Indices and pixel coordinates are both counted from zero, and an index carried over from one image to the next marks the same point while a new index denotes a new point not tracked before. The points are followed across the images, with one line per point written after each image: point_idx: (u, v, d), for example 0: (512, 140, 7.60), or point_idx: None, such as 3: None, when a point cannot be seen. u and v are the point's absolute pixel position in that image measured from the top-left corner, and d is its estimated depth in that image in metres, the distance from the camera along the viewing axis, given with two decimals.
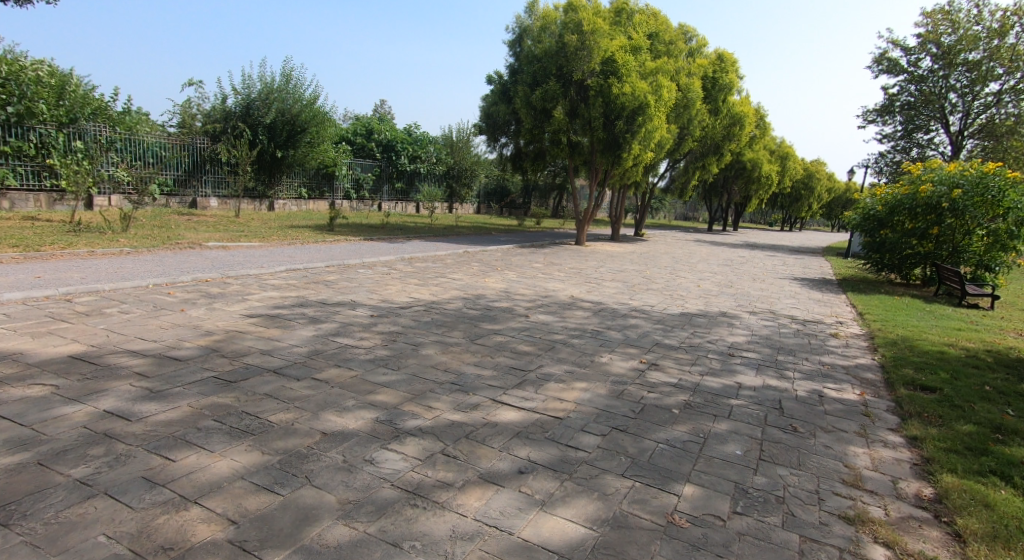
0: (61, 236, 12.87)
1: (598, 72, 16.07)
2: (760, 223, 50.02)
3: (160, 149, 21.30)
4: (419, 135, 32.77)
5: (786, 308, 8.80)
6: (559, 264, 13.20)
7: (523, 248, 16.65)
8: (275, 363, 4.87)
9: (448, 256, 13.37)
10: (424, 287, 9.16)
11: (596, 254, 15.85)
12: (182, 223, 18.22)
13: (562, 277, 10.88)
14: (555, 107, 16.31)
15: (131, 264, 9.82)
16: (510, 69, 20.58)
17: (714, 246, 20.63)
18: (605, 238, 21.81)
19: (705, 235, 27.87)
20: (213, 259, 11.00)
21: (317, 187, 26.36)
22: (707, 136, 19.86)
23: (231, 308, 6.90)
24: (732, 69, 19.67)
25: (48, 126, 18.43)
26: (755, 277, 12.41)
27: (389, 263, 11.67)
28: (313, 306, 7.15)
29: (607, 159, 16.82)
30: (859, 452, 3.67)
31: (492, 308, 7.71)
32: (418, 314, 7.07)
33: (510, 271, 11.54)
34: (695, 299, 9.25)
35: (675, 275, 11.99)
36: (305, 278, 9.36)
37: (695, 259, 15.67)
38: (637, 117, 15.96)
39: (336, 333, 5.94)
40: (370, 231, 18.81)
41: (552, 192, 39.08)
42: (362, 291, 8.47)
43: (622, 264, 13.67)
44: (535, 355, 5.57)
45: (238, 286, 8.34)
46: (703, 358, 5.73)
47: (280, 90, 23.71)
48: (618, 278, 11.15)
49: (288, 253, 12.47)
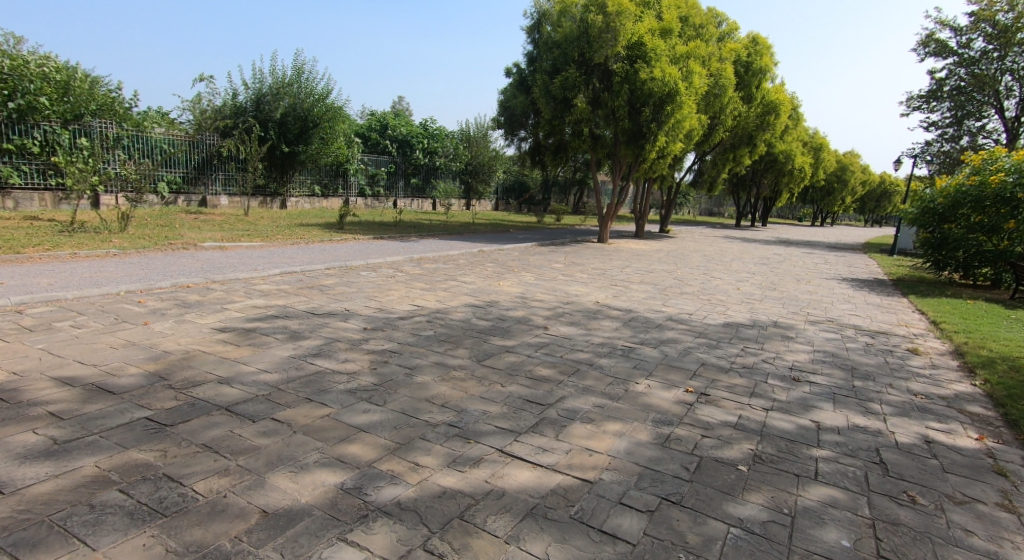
0: (53, 236, 12.20)
1: (623, 57, 14.95)
2: (788, 218, 48.23)
3: (168, 146, 20.66)
4: (436, 130, 31.83)
5: (846, 315, 7.62)
6: (581, 264, 12.13)
7: (542, 247, 15.61)
8: (232, 395, 3.92)
9: (462, 256, 12.38)
10: (430, 292, 8.19)
11: (621, 253, 14.74)
12: (188, 222, 17.52)
13: (585, 279, 9.84)
14: (576, 95, 15.25)
15: (113, 268, 9.02)
16: (529, 58, 19.52)
17: (747, 243, 19.36)
18: (629, 234, 20.66)
19: (734, 230, 26.52)
20: (204, 261, 10.16)
21: (330, 184, 25.56)
22: (740, 126, 18.57)
23: (204, 321, 5.99)
24: (766, 53, 18.34)
25: (52, 123, 17.89)
26: (799, 279, 11.22)
27: (396, 264, 10.73)
28: (299, 318, 6.21)
29: (632, 151, 15.73)
30: (1020, 546, 2.60)
31: (504, 318, 6.70)
32: (419, 327, 6.08)
33: (527, 272, 10.53)
34: (737, 305, 8.12)
35: (710, 277, 10.87)
36: (300, 283, 8.45)
37: (728, 258, 14.51)
38: (666, 105, 14.79)
39: (317, 353, 4.98)
40: (381, 229, 17.91)
41: (573, 187, 37.87)
42: (360, 298, 7.53)
43: (651, 264, 12.56)
44: (555, 382, 4.54)
45: (221, 294, 7.44)
46: (764, 386, 4.63)
47: (291, 84, 22.93)
48: (647, 280, 10.08)
49: (288, 254, 11.59)
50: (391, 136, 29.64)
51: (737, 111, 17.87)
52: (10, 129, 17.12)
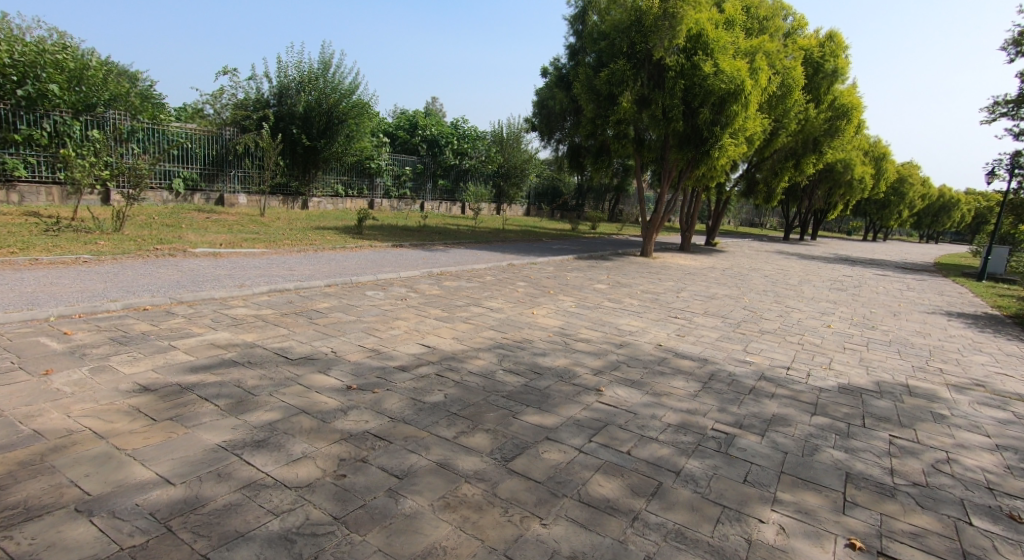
0: (33, 240, 10.88)
1: (681, 49, 13.16)
2: (837, 232, 45.30)
3: (186, 140, 19.31)
4: (468, 130, 30.36)
5: (997, 379, 5.69)
6: (628, 285, 10.35)
7: (580, 260, 13.86)
8: (75, 554, 2.30)
9: (490, 272, 10.65)
10: (445, 325, 6.48)
11: (670, 270, 12.90)
12: (197, 222, 16.15)
13: (638, 308, 8.07)
14: (623, 92, 13.53)
15: (72, 281, 7.58)
16: (570, 50, 17.81)
17: (808, 260, 17.26)
18: (673, 247, 18.78)
19: (785, 245, 24.33)
20: (186, 271, 8.70)
21: (354, 183, 24.09)
22: (806, 130, 16.49)
23: (130, 370, 4.40)
24: (841, 52, 16.31)
25: (63, 113, 16.67)
26: (896, 311, 9.23)
27: (411, 282, 9.07)
28: (262, 369, 4.59)
29: (684, 155, 13.93)
30: None
31: (541, 371, 4.95)
32: (422, 389, 4.35)
33: (566, 296, 8.76)
34: (842, 354, 6.14)
35: (787, 306, 8.97)
36: (287, 305, 6.86)
37: (796, 279, 12.54)
38: (727, 105, 12.88)
39: (262, 440, 3.32)
40: (404, 234, 16.27)
41: (609, 193, 35.92)
42: (355, 332, 5.90)
43: (709, 286, 10.69)
44: (631, 519, 2.80)
45: (181, 321, 5.92)
46: (975, 537, 2.83)
47: (317, 77, 21.56)
48: (713, 310, 8.25)
49: (289, 263, 10.08)
50: (420, 135, 28.14)
51: (804, 113, 15.86)
52: (18, 118, 15.93)
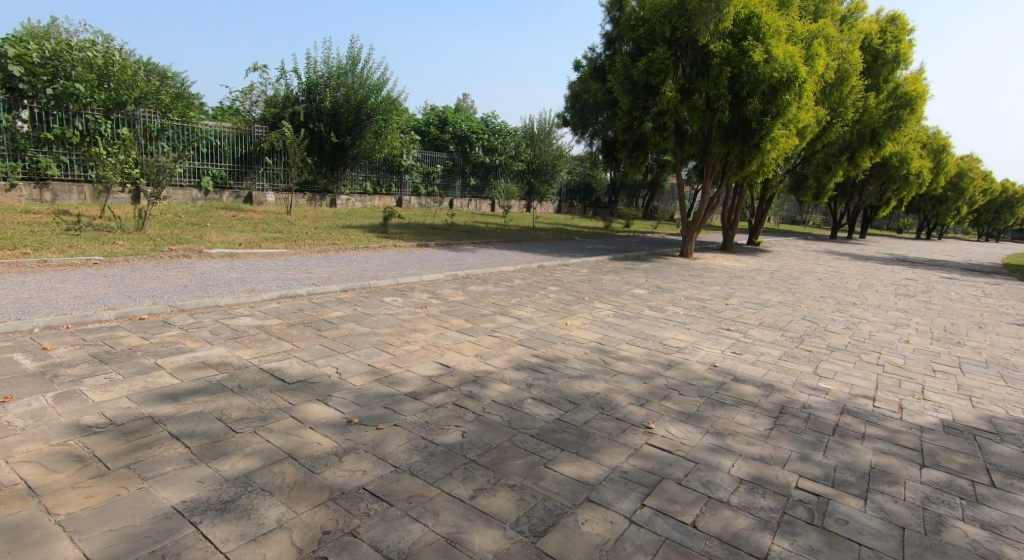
0: (49, 241, 10.53)
1: (727, 34, 12.23)
2: (886, 229, 43.15)
3: (215, 137, 19.00)
4: (498, 126, 29.70)
5: None
6: (670, 290, 9.50)
7: (616, 261, 13.02)
8: None
9: (519, 275, 9.92)
10: (467, 338, 5.76)
11: (714, 273, 11.98)
12: (223, 221, 15.79)
13: (684, 318, 7.23)
14: (664, 82, 12.68)
15: (73, 286, 7.11)
16: (606, 39, 16.93)
17: (862, 261, 16.07)
18: (714, 246, 17.76)
19: (834, 244, 23.00)
20: (197, 274, 8.18)
21: (383, 181, 23.60)
22: (862, 120, 15.35)
23: (102, 395, 3.83)
24: (903, 35, 15.09)
25: (94, 111, 16.35)
26: (979, 321, 8.16)
27: (433, 286, 8.40)
28: (252, 396, 3.94)
29: (729, 148, 12.99)
30: None
31: (577, 399, 4.19)
32: (435, 424, 3.63)
33: (602, 303, 7.98)
34: (934, 375, 5.20)
35: (852, 313, 8.00)
36: (296, 315, 6.24)
37: (854, 282, 11.49)
38: (779, 94, 11.90)
39: (230, 501, 2.66)
40: (431, 233, 15.64)
41: (643, 190, 34.83)
42: (366, 348, 5.23)
43: (759, 292, 9.75)
44: None
45: (176, 334, 5.33)
46: None
47: (345, 72, 21.08)
48: (769, 320, 7.35)
49: (306, 265, 9.52)
50: (451, 132, 27.55)
51: (863, 102, 14.73)
52: (49, 117, 15.64)
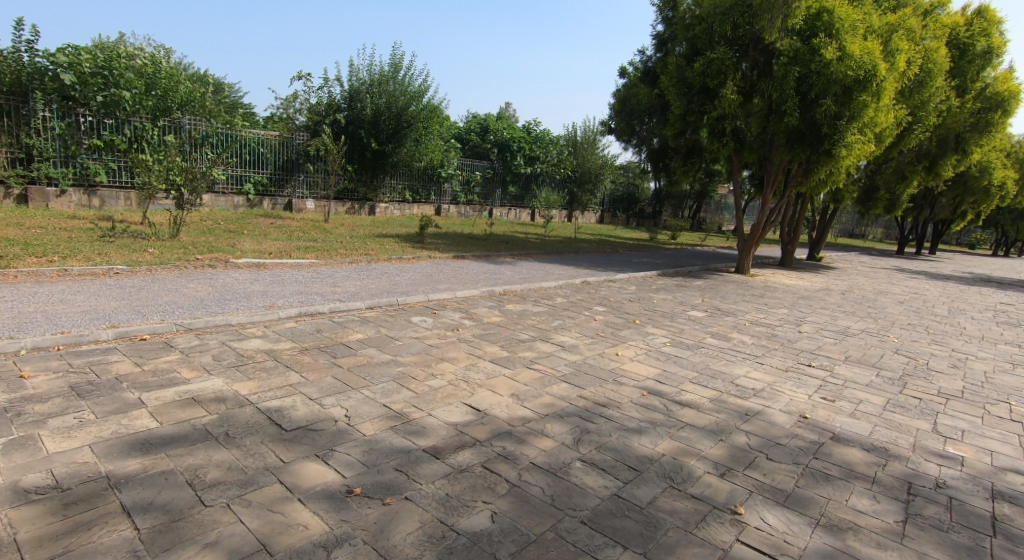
0: (77, 248, 10.23)
1: (794, 32, 11.23)
2: (955, 245, 40.36)
3: (258, 144, 18.79)
4: (541, 133, 28.97)
5: None
6: (731, 313, 8.50)
7: (666, 278, 12.04)
8: None
9: (562, 293, 9.06)
10: (502, 372, 4.95)
11: (777, 293, 10.89)
12: (260, 228, 15.44)
13: (754, 350, 6.27)
14: (723, 84, 11.72)
15: (84, 298, 6.63)
16: (658, 40, 15.99)
17: (941, 280, 14.60)
18: (772, 262, 16.53)
19: (904, 260, 21.30)
20: (217, 287, 7.63)
21: (422, 189, 23.11)
22: (945, 123, 14.02)
23: (59, 444, 3.17)
24: (994, 29, 13.71)
25: (142, 118, 16.21)
26: None
27: (467, 304, 7.63)
28: (237, 448, 3.21)
29: (794, 155, 11.89)
30: None
31: (637, 464, 3.34)
32: (459, 499, 2.85)
33: (656, 328, 7.08)
34: None
35: (954, 346, 6.86)
36: (312, 338, 5.56)
37: (941, 306, 10.22)
38: (855, 95, 10.79)
39: None
40: (468, 243, 14.93)
41: (689, 200, 33.51)
42: (385, 383, 4.48)
43: (833, 316, 8.65)
44: None
45: (173, 360, 4.69)
46: None
47: (388, 79, 20.67)
48: (854, 354, 6.31)
49: (333, 277, 8.90)
50: (492, 140, 27.01)
51: (945, 104, 13.46)
52: (99, 125, 15.52)
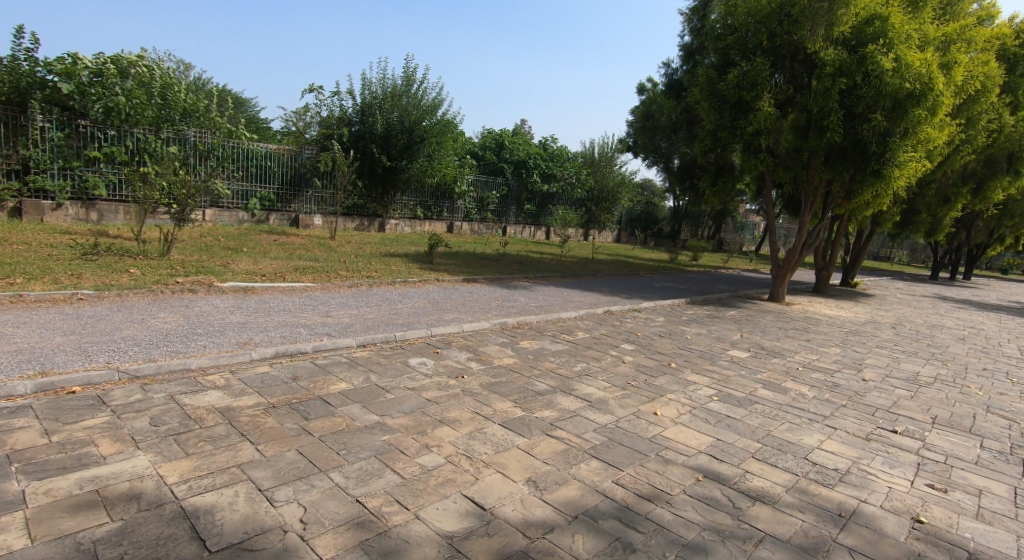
0: (53, 268, 9.29)
1: (840, 41, 10.23)
2: (986, 269, 38.89)
3: (265, 158, 17.95)
4: (558, 150, 28.03)
5: None
6: (778, 353, 7.40)
7: (697, 307, 10.95)
8: None
9: (584, 326, 8.00)
10: (515, 441, 3.90)
11: (823, 326, 9.76)
12: (263, 246, 14.59)
13: (820, 409, 5.16)
14: (759, 97, 10.64)
15: (28, 332, 5.65)
16: (686, 52, 15.01)
17: (993, 312, 13.42)
18: (806, 288, 15.37)
19: (942, 286, 20.06)
20: (190, 317, 6.63)
21: (433, 206, 22.24)
22: (996, 142, 12.97)
23: None
24: None
25: (146, 130, 15.29)
26: None
27: (476, 341, 6.57)
28: None
29: (837, 174, 10.84)
30: None
31: None
32: None
33: (696, 374, 5.99)
34: None
35: None
36: (284, 389, 4.53)
37: (1011, 346, 9.08)
38: (909, 110, 9.73)
39: None
40: (480, 265, 13.92)
41: (708, 219, 32.38)
42: (363, 461, 3.43)
43: (896, 359, 7.53)
44: None
45: (98, 423, 3.66)
46: None
47: (402, 94, 19.80)
48: (943, 418, 5.20)
49: (326, 305, 7.89)
50: (507, 157, 26.12)
51: (998, 122, 12.40)
52: (97, 136, 14.62)
